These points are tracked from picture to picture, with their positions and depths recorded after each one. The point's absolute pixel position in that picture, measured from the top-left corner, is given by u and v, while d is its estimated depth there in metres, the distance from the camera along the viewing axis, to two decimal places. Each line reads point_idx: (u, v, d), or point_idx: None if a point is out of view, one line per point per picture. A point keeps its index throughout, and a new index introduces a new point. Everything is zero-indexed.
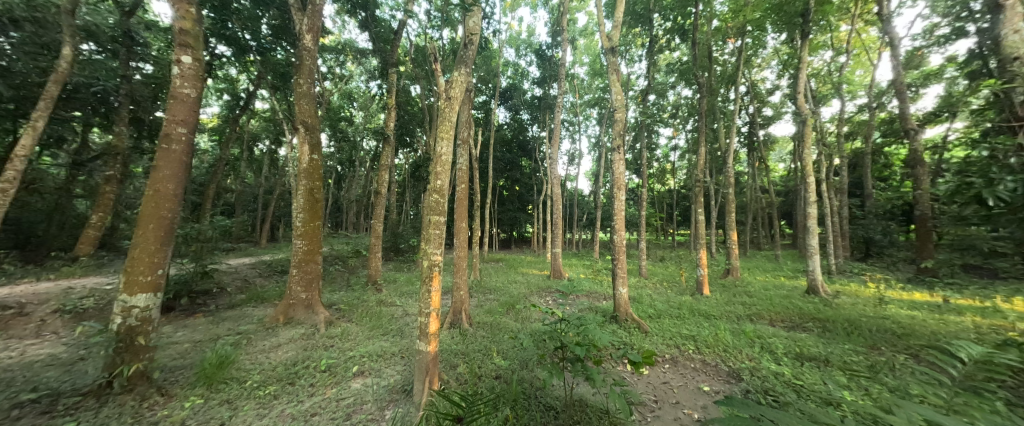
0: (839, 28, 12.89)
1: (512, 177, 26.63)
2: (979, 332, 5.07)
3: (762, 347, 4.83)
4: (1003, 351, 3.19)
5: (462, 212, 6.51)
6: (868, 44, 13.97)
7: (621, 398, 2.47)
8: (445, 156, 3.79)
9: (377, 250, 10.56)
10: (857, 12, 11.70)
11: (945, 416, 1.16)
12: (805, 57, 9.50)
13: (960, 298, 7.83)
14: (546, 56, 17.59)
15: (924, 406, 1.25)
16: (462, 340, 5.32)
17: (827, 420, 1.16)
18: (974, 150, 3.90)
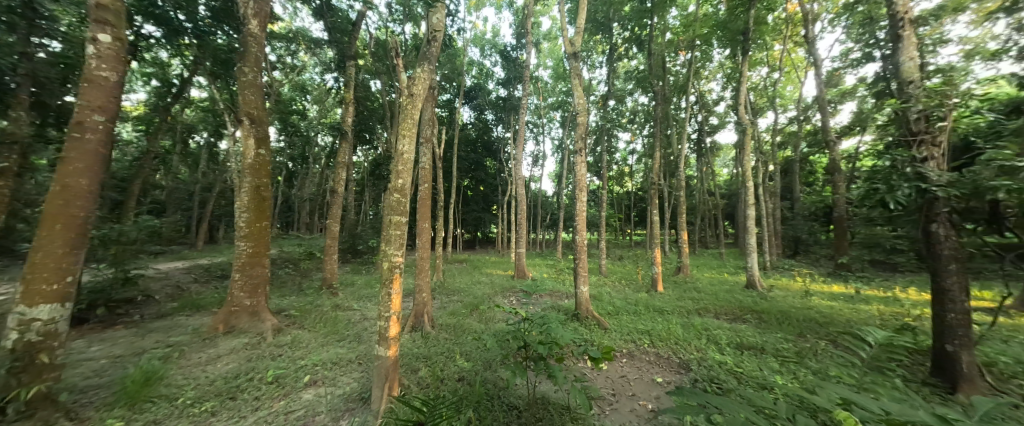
0: (774, 47, 14.26)
1: (477, 177, 26.55)
2: (884, 318, 5.85)
3: (708, 339, 5.20)
4: (901, 334, 3.68)
5: (426, 213, 6.38)
6: (798, 64, 15.62)
7: (581, 394, 2.50)
8: (407, 154, 3.69)
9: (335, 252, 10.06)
10: (788, 34, 13.01)
11: (859, 397, 1.29)
12: (745, 72, 10.31)
13: (869, 289, 9.01)
14: (511, 57, 17.75)
15: (840, 388, 1.38)
16: (424, 343, 5.20)
17: (765, 406, 1.24)
18: (879, 160, 4.45)
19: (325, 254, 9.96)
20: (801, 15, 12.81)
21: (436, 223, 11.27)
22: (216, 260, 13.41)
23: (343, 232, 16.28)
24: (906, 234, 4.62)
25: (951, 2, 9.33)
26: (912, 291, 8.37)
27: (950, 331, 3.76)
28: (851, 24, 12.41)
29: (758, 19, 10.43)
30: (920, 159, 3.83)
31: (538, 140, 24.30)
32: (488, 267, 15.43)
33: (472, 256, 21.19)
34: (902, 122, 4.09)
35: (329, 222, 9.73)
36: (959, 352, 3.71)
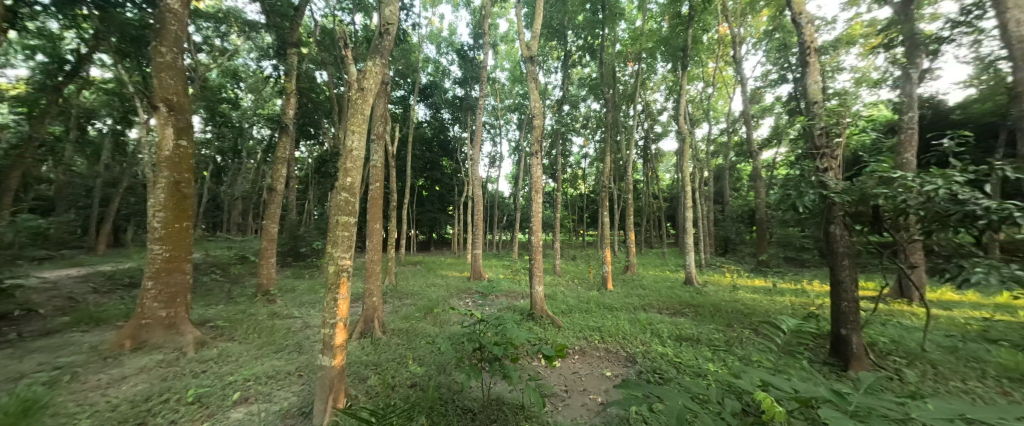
0: (708, 64, 15.67)
1: (432, 177, 26.02)
2: (796, 308, 6.70)
3: (651, 332, 5.56)
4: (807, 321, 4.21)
5: (378, 214, 6.13)
6: (728, 81, 17.37)
7: (536, 392, 2.54)
8: (357, 151, 3.49)
9: (274, 255, 9.27)
10: (720, 53, 14.44)
11: (779, 379, 1.46)
12: (685, 85, 11.12)
13: (785, 282, 10.29)
14: (467, 56, 17.63)
15: (763, 372, 1.56)
16: (374, 350, 4.95)
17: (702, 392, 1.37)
18: (791, 169, 5.07)
19: (260, 257, 9.13)
20: (730, 37, 14.27)
21: (388, 224, 10.85)
22: (123, 267, 11.60)
23: (284, 234, 15.02)
24: (811, 235, 5.32)
25: (844, 37, 11.02)
26: (816, 283, 9.74)
27: (842, 317, 4.39)
28: (769, 49, 14.13)
29: (695, 38, 11.41)
30: (823, 169, 4.43)
31: (494, 141, 24.40)
32: (442, 269, 15.18)
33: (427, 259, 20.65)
34: (809, 137, 4.67)
35: (265, 223, 8.96)
36: (850, 335, 4.34)
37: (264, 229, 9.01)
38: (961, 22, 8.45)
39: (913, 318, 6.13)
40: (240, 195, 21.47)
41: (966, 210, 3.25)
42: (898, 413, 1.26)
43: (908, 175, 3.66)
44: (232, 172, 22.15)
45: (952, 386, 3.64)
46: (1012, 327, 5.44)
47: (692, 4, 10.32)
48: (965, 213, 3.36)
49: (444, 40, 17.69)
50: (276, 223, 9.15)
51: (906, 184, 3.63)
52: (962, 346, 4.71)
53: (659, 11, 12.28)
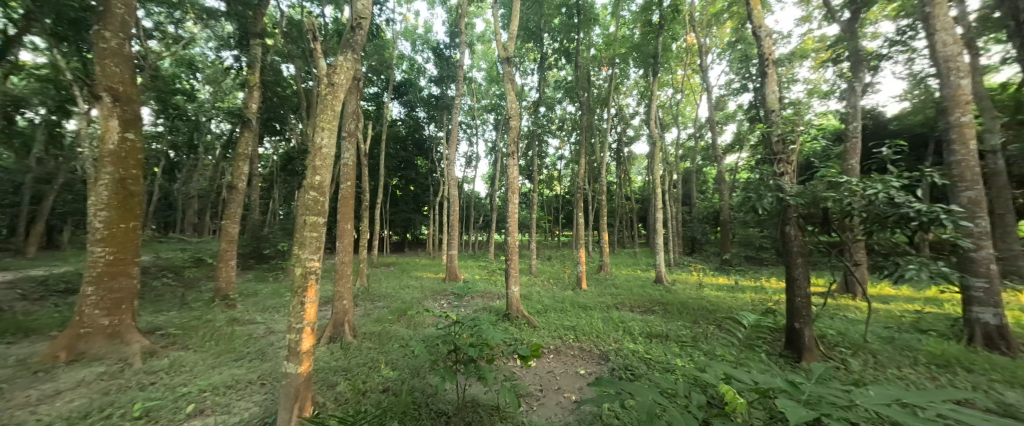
0: (677, 71, 16.35)
1: (407, 176, 25.53)
2: (756, 304, 7.12)
3: (624, 330, 5.72)
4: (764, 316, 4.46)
5: (349, 214, 5.93)
6: (695, 88, 18.22)
7: (511, 392, 2.54)
8: (326, 148, 3.38)
9: (235, 257, 8.78)
10: (687, 61, 15.13)
11: (740, 372, 1.55)
12: (655, 90, 11.52)
13: (746, 279, 10.92)
14: (444, 55, 17.42)
15: (725, 365, 1.65)
16: (344, 355, 4.78)
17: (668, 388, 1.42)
18: (751, 173, 5.36)
19: (219, 260, 8.59)
20: (698, 47, 14.96)
21: (360, 224, 10.53)
22: (57, 271, 10.51)
23: (245, 235, 14.18)
24: (769, 235, 5.66)
25: (798, 51, 11.85)
26: (774, 280, 10.41)
27: (796, 312, 4.69)
28: (733, 59, 14.95)
29: (665, 46, 11.85)
30: (779, 173, 4.73)
31: (471, 141, 24.30)
32: (416, 270, 14.92)
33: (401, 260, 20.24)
34: (767, 144, 4.97)
35: (224, 223, 8.46)
36: (803, 328, 4.64)
37: (223, 229, 8.52)
38: (897, 41, 9.31)
39: (858, 312, 6.67)
40: (196, 193, 20.04)
41: (902, 213, 3.66)
42: (844, 399, 1.36)
43: (852, 181, 4.01)
44: (186, 169, 20.62)
45: (890, 373, 3.99)
46: (939, 318, 6.06)
47: (662, 12, 10.74)
48: (901, 215, 3.74)
49: (420, 37, 17.40)
50: (236, 223, 8.65)
51: (852, 188, 4.01)
52: (898, 336, 5.19)
53: (631, 18, 12.69)
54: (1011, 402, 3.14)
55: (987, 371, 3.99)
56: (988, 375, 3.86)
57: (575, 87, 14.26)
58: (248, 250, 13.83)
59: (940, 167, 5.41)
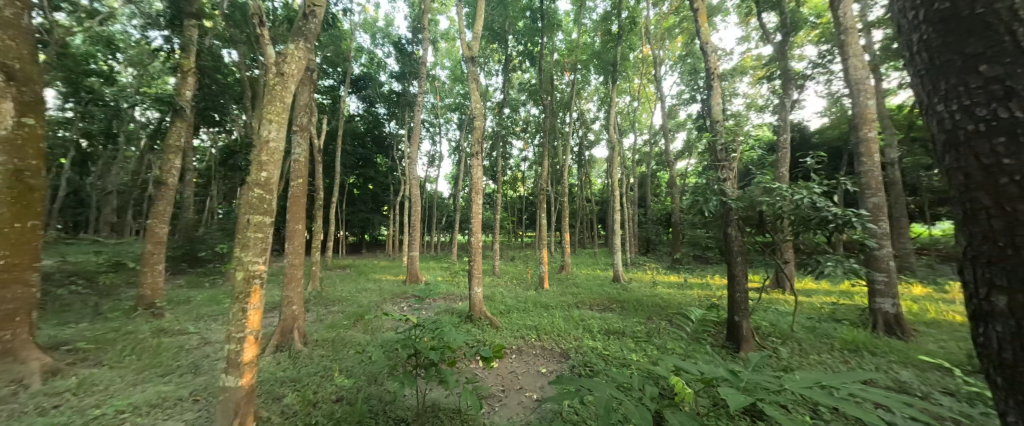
0: (634, 80, 17.21)
1: (366, 175, 24.51)
2: (701, 299, 7.70)
3: (583, 328, 5.91)
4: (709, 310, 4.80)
5: (299, 213, 5.61)
6: (650, 97, 19.35)
7: (472, 394, 2.51)
8: (273, 142, 3.13)
9: (163, 261, 8.12)
10: (643, 71, 16.02)
11: (685, 363, 1.67)
12: (614, 97, 12.02)
13: (694, 277, 11.77)
14: (406, 51, 16.83)
15: (673, 358, 1.76)
16: (293, 364, 4.47)
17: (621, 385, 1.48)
18: (700, 178, 5.73)
19: (143, 264, 7.77)
20: (653, 58, 15.88)
21: (313, 224, 9.90)
22: None
23: (177, 236, 12.74)
24: (713, 236, 6.10)
25: (738, 67, 13.00)
26: (717, 277, 11.33)
27: (736, 306, 5.07)
28: (683, 72, 16.08)
29: (623, 56, 12.42)
30: (724, 179, 5.12)
31: (434, 140, 23.86)
32: (374, 272, 14.35)
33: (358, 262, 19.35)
34: (713, 152, 5.35)
35: (151, 224, 7.76)
36: (742, 320, 5.04)
37: (149, 229, 7.79)
38: (819, 64, 10.53)
39: (789, 305, 7.43)
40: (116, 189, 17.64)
41: (824, 216, 4.26)
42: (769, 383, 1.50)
43: (784, 188, 4.50)
44: (103, 161, 18.06)
45: (811, 359, 4.48)
46: (851, 308, 6.94)
47: (621, 23, 11.24)
48: (823, 218, 4.33)
49: (380, 31, 16.77)
50: (168, 225, 8.04)
51: (782, 194, 4.50)
52: (820, 326, 5.85)
53: (593, 26, 13.17)
54: (905, 379, 3.66)
55: (887, 353, 4.63)
56: (887, 357, 4.48)
57: (539, 90, 14.48)
58: (180, 252, 12.43)
59: (851, 176, 6.19)
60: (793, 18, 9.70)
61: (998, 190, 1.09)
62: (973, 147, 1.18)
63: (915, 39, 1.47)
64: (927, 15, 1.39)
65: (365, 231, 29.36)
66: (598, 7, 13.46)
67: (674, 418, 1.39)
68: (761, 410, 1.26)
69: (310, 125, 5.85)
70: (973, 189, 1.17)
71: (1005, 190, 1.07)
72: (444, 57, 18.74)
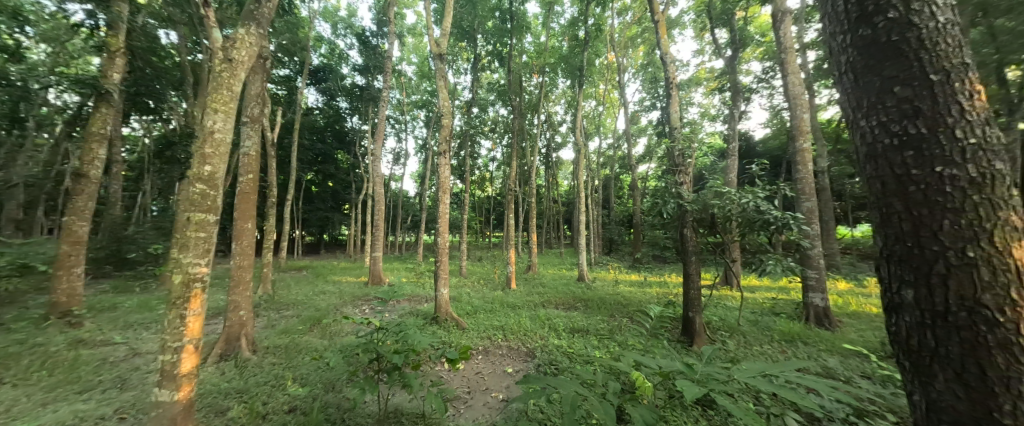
0: (599, 86, 17.82)
1: (325, 171, 23.33)
2: (659, 297, 8.12)
3: (548, 326, 6.01)
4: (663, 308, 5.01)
5: (249, 211, 5.36)
6: (614, 102, 20.15)
7: (437, 397, 2.40)
8: (218, 133, 2.88)
9: (82, 263, 7.24)
10: (607, 77, 16.64)
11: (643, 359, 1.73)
12: (580, 100, 12.34)
13: (653, 275, 12.38)
14: (370, 44, 16.25)
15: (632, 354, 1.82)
16: (241, 374, 4.16)
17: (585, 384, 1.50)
18: (659, 182, 5.99)
19: (57, 267, 6.88)
20: (616, 65, 16.54)
21: (266, 223, 9.25)
22: None
23: (101, 235, 11.32)
24: (670, 236, 6.41)
25: (693, 78, 13.89)
26: (674, 276, 12.02)
27: (690, 302, 5.36)
28: (645, 80, 16.90)
29: (590, 61, 12.79)
30: (680, 183, 5.40)
31: (399, 137, 23.22)
32: (333, 274, 13.69)
33: (316, 263, 18.34)
34: (671, 156, 5.59)
35: (66, 221, 6.93)
36: (695, 316, 5.35)
37: (64, 229, 6.93)
38: (763, 79, 11.50)
39: (736, 301, 8.04)
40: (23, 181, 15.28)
41: (766, 219, 4.64)
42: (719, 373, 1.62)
43: (733, 192, 4.87)
44: None
45: (755, 350, 4.87)
46: (788, 303, 7.65)
47: (587, 29, 11.52)
48: (765, 220, 4.72)
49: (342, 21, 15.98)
50: (88, 222, 7.22)
51: (731, 198, 4.87)
52: (762, 319, 6.39)
53: (560, 30, 13.45)
54: (832, 366, 4.08)
55: (817, 342, 5.15)
56: (817, 346, 5.00)
57: (508, 91, 14.55)
58: (104, 254, 11.05)
59: (789, 182, 6.80)
60: (741, 36, 10.51)
61: (907, 197, 1.44)
62: (888, 159, 1.52)
63: (843, 60, 1.78)
64: (853, 40, 1.69)
65: (324, 231, 27.87)
66: (566, 12, 13.77)
67: (634, 410, 1.43)
68: (712, 399, 1.36)
69: (262, 117, 5.49)
70: (888, 196, 1.51)
71: (914, 197, 1.42)
72: (411, 52, 18.33)
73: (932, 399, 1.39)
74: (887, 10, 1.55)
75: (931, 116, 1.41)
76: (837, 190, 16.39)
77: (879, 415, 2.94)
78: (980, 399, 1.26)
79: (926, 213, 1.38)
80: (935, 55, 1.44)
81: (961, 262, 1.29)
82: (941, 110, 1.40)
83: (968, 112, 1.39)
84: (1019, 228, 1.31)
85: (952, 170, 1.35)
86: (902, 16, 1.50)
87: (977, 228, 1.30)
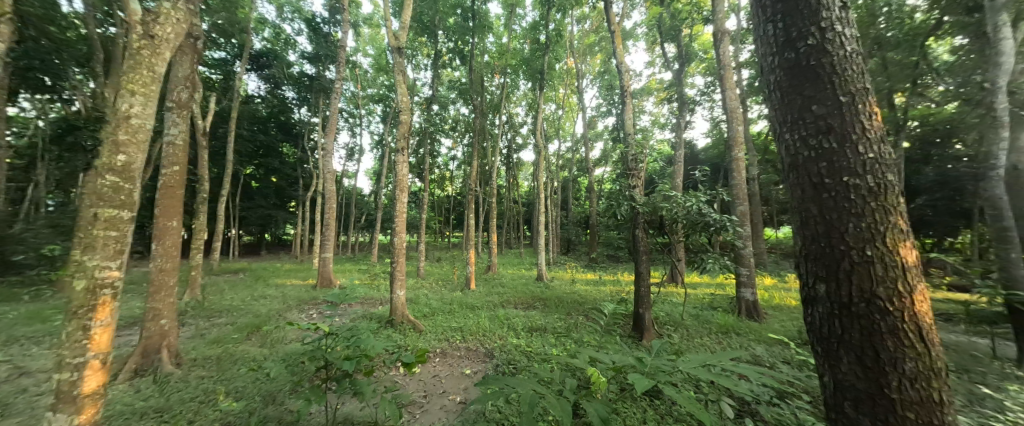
0: (559, 90, 18.32)
1: (268, 165, 21.70)
2: (613, 295, 8.53)
3: (507, 326, 6.06)
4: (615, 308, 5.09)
5: (175, 207, 4.92)
6: (573, 107, 20.84)
7: (392, 403, 2.09)
8: (134, 118, 2.54)
9: None
10: (566, 82, 17.09)
11: (594, 354, 1.76)
12: (540, 103, 12.59)
13: (607, 275, 12.97)
14: (321, 31, 15.28)
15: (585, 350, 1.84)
16: (163, 391, 3.70)
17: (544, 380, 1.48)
18: (613, 185, 6.27)
19: None
20: (576, 71, 17.11)
21: (196, 221, 8.35)
22: None
23: None
24: (624, 237, 6.70)
25: (645, 88, 14.78)
26: (626, 275, 12.70)
27: (640, 299, 5.69)
28: (602, 87, 17.65)
29: (551, 65, 13.10)
30: (632, 187, 5.70)
31: (354, 132, 22.17)
32: (276, 277, 12.64)
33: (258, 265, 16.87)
34: (625, 161, 5.89)
35: None
36: (644, 312, 5.66)
37: None
38: (706, 92, 12.52)
39: (681, 297, 8.68)
40: None
41: (707, 221, 5.09)
42: (665, 365, 1.71)
43: (679, 196, 5.29)
44: None
45: (698, 343, 5.27)
46: (724, 298, 8.43)
47: (548, 33, 11.80)
48: (706, 222, 5.18)
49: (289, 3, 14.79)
50: None
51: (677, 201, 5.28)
52: (703, 314, 6.94)
53: (522, 33, 13.67)
54: (759, 354, 4.55)
55: (748, 332, 5.72)
56: (748, 336, 5.55)
57: (469, 90, 14.46)
58: None
59: (727, 188, 7.45)
60: (687, 51, 11.37)
61: (822, 203, 1.64)
62: (807, 169, 1.72)
63: (772, 79, 1.99)
64: (780, 61, 1.89)
65: (268, 229, 25.75)
66: (527, 16, 14.01)
67: (588, 404, 1.35)
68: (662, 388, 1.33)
69: (191, 103, 5.01)
70: (807, 202, 1.72)
71: (827, 203, 1.63)
72: (368, 44, 17.61)
73: (839, 379, 1.61)
74: (807, 37, 1.75)
75: (841, 133, 1.62)
76: (765, 196, 18.39)
77: (796, 396, 3.33)
78: (874, 377, 1.49)
79: (836, 217, 1.59)
80: (843, 79, 1.67)
81: (864, 259, 1.50)
82: (847, 127, 1.62)
83: (869, 130, 1.61)
84: (904, 230, 1.56)
85: (856, 180, 1.57)
86: (819, 43, 1.71)
87: (874, 231, 1.52)
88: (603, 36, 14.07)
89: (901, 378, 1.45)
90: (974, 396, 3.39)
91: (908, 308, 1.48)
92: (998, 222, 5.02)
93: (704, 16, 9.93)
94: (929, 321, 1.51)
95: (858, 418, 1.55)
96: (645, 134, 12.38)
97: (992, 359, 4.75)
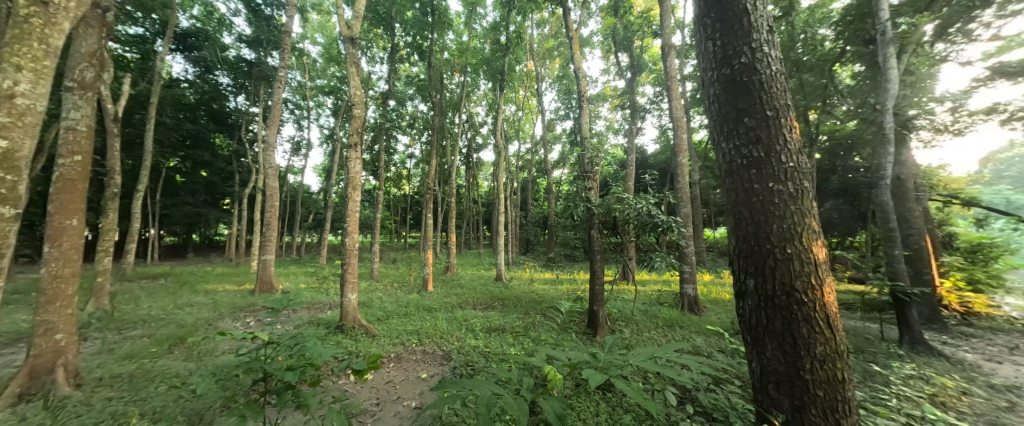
0: (519, 93, 18.50)
1: (194, 156, 19.55)
2: (569, 294, 8.79)
3: (465, 327, 6.02)
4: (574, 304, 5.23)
5: (76, 205, 4.26)
6: (533, 109, 21.20)
7: (340, 415, 1.73)
8: (21, 98, 2.16)
9: None
10: (527, 84, 17.29)
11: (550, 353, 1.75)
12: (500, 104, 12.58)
13: (563, 274, 13.32)
14: (263, 14, 14.06)
15: (544, 348, 1.82)
16: (56, 417, 3.17)
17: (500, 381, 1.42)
18: (570, 187, 6.46)
19: None
20: (535, 74, 17.42)
21: (103, 219, 7.27)
22: None
23: None
24: (581, 237, 6.92)
25: (601, 94, 15.41)
26: (582, 274, 13.12)
27: (595, 297, 5.92)
28: (559, 92, 18.17)
29: (511, 67, 13.16)
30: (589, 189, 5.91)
31: (300, 125, 20.73)
32: (205, 282, 11.35)
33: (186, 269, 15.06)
34: (582, 163, 6.10)
35: None
36: (598, 309, 5.90)
37: None
38: (656, 101, 13.35)
39: (632, 294, 9.17)
40: None
41: (655, 221, 5.41)
42: (618, 361, 1.76)
43: (630, 198, 5.57)
44: None
45: (647, 337, 5.59)
46: (670, 294, 9.05)
47: (508, 35, 11.83)
48: (654, 223, 5.51)
49: None
50: None
51: (629, 203, 5.55)
52: (652, 309, 7.40)
53: (482, 33, 13.66)
54: (699, 345, 4.94)
55: (689, 325, 6.23)
56: (688, 329, 6.03)
57: (427, 87, 14.16)
58: None
59: (673, 191, 8.01)
60: (638, 61, 12.06)
61: (753, 206, 1.82)
62: (740, 175, 1.90)
63: (711, 92, 2.17)
64: (717, 74, 2.07)
65: (195, 229, 23.26)
66: (488, 16, 14.02)
67: (545, 402, 1.34)
68: (615, 383, 1.37)
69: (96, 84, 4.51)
70: (740, 205, 1.90)
71: (757, 206, 1.81)
72: (316, 31, 16.63)
73: (765, 364, 1.80)
74: (740, 56, 1.93)
75: (767, 143, 1.82)
76: (706, 200, 20.04)
77: (729, 381, 3.67)
78: (793, 361, 1.69)
79: (764, 217, 1.78)
80: (769, 95, 1.87)
81: (785, 256, 1.69)
82: (773, 138, 1.82)
83: (790, 142, 1.82)
84: (817, 231, 1.78)
85: (780, 186, 1.77)
86: (750, 62, 1.91)
87: (794, 231, 1.72)
88: (561, 42, 14.51)
89: (813, 362, 1.66)
90: (867, 373, 3.96)
91: (819, 299, 1.69)
92: (886, 223, 5.92)
93: (653, 29, 10.58)
94: (834, 309, 1.74)
95: (779, 399, 1.76)
96: (599, 139, 12.92)
97: (882, 341, 5.58)
